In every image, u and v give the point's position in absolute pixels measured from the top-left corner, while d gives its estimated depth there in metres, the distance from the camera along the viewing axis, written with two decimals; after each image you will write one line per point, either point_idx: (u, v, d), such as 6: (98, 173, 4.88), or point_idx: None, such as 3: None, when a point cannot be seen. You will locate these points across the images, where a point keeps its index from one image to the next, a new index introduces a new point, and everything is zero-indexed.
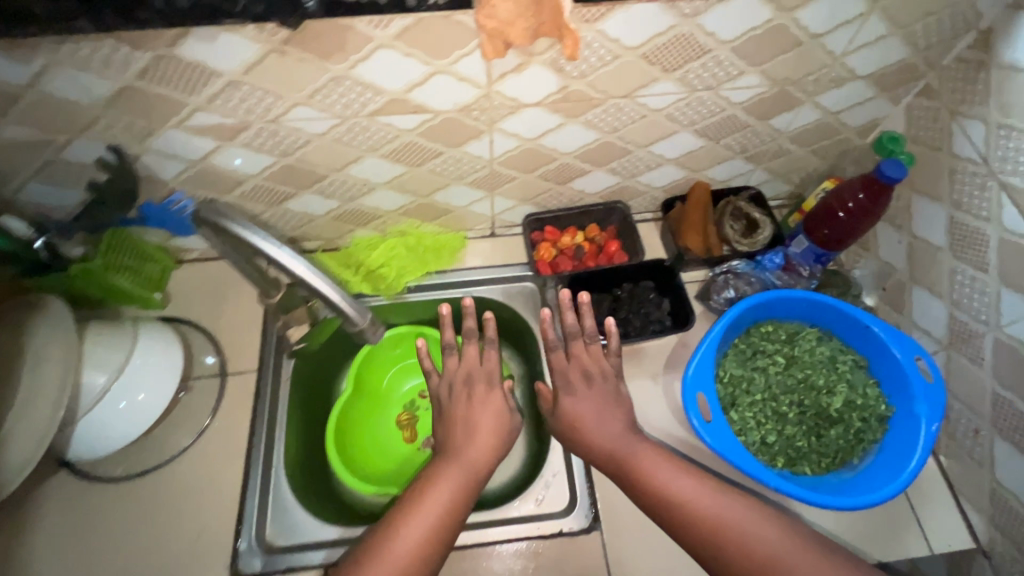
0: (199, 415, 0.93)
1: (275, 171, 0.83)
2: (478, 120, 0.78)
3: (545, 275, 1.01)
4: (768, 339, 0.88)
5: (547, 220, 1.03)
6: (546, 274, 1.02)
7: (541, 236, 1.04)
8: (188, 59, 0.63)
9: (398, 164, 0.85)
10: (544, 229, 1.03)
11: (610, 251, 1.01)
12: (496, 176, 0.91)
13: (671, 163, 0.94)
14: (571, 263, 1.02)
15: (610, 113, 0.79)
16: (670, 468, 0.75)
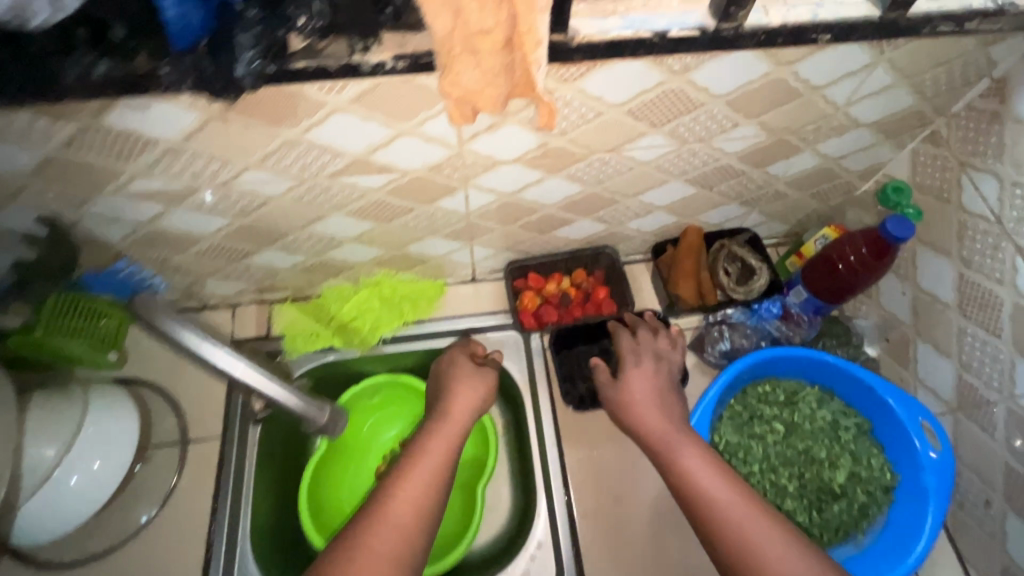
0: (157, 488, 0.86)
1: (232, 231, 0.77)
2: (450, 177, 0.71)
3: (528, 327, 0.95)
4: (766, 403, 0.83)
5: (532, 266, 0.97)
6: (530, 326, 0.96)
7: (525, 282, 0.98)
8: (118, 129, 0.56)
9: (366, 220, 0.78)
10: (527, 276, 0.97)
11: (599, 298, 0.96)
12: (473, 227, 0.84)
13: (661, 209, 0.88)
14: (557, 313, 0.96)
15: (594, 167, 0.73)
16: (707, 465, 0.71)
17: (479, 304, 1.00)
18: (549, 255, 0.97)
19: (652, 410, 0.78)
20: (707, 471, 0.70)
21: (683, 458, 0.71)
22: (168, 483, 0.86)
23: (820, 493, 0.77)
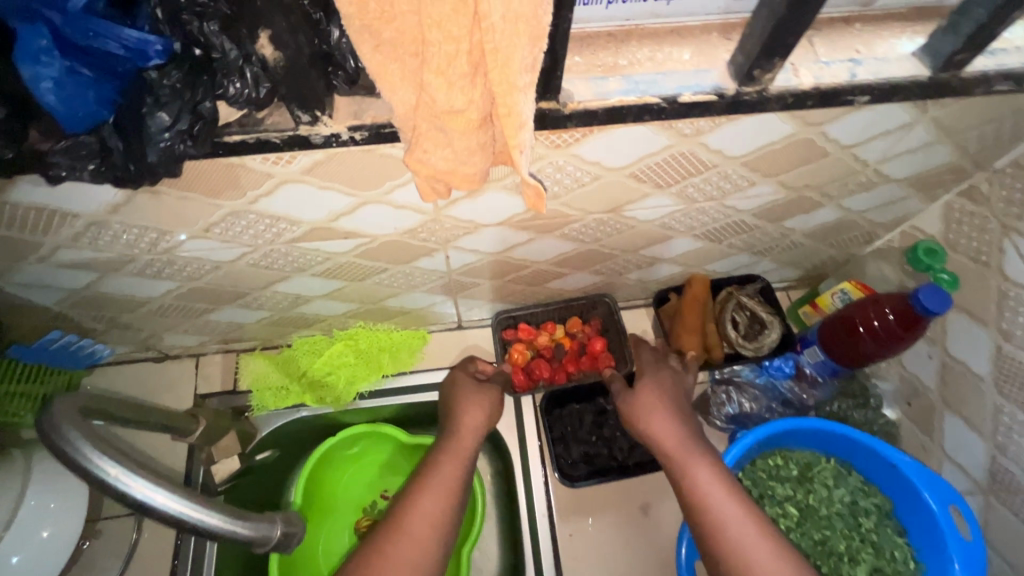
0: (110, 565, 0.78)
1: (183, 293, 0.68)
2: (428, 240, 0.63)
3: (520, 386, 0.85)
4: (778, 480, 0.75)
5: (525, 315, 0.89)
6: (522, 385, 0.86)
7: (516, 332, 0.88)
8: (29, 204, 0.48)
9: (335, 280, 0.70)
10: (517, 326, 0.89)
11: (596, 352, 0.87)
12: (457, 283, 0.76)
13: (664, 261, 0.80)
14: (549, 369, 0.87)
15: (591, 227, 0.65)
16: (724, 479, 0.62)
17: (465, 355, 0.92)
18: (544, 305, 0.89)
19: (668, 417, 0.68)
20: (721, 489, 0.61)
21: (697, 476, 0.62)
22: (121, 559, 0.79)
23: None
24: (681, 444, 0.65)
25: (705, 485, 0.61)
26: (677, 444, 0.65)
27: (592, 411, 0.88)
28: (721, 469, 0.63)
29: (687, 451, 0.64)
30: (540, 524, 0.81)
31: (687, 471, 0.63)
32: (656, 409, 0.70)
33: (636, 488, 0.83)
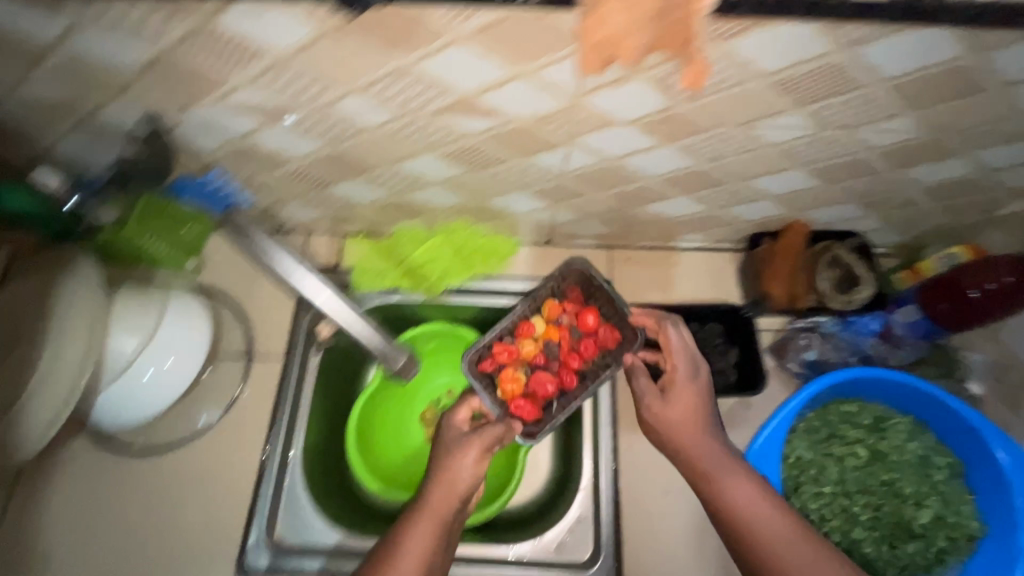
0: (221, 395, 0.88)
1: (322, 158, 0.75)
2: (557, 132, 0.65)
3: (530, 420, 0.82)
4: (849, 423, 0.76)
5: (493, 337, 0.85)
6: (531, 418, 0.82)
7: (494, 364, 0.85)
8: (231, 33, 0.53)
9: (456, 166, 0.74)
10: (492, 358, 0.85)
11: (590, 326, 0.87)
12: (564, 189, 0.79)
13: (770, 199, 0.80)
14: (549, 385, 0.84)
15: (715, 141, 0.66)
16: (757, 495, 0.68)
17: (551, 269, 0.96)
18: (508, 316, 0.86)
19: (695, 431, 0.73)
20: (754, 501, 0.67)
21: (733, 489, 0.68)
22: (231, 392, 0.89)
23: (895, 529, 0.71)
24: (717, 465, 0.70)
25: (743, 504, 0.67)
26: (713, 465, 0.70)
27: None
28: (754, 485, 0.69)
29: (724, 473, 0.69)
30: (605, 430, 0.86)
31: (724, 489, 0.68)
32: (690, 432, 0.73)
33: None
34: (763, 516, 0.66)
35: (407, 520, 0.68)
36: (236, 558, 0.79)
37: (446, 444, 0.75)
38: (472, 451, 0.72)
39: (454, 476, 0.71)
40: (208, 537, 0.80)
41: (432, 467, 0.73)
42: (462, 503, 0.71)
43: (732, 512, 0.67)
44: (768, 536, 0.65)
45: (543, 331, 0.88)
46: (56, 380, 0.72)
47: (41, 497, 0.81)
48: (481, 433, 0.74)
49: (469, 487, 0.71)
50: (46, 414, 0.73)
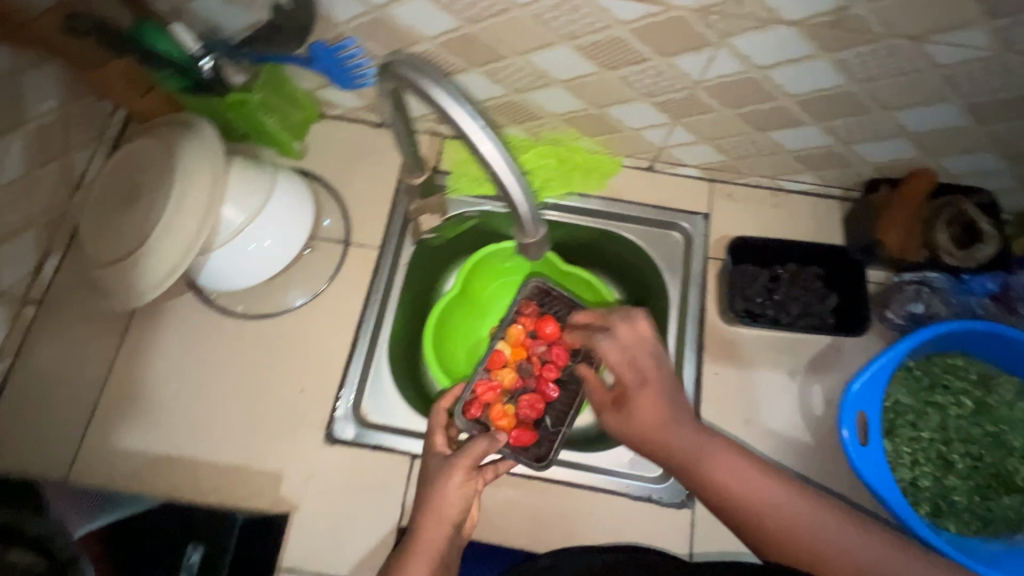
0: (319, 276, 0.91)
1: (453, 39, 0.73)
2: (713, 28, 0.62)
3: (531, 442, 0.82)
4: (956, 375, 0.75)
5: (469, 386, 0.84)
6: (532, 436, 0.83)
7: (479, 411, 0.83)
8: None
9: (589, 63, 0.72)
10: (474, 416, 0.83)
11: (551, 335, 0.88)
12: (692, 103, 0.76)
13: (908, 137, 0.76)
14: (533, 398, 0.86)
15: (878, 57, 0.63)
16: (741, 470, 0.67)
17: (650, 194, 0.95)
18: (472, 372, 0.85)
19: (681, 427, 0.70)
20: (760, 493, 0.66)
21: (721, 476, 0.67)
22: (329, 273, 0.92)
23: (991, 480, 0.71)
24: (691, 449, 0.69)
25: (725, 478, 0.67)
26: (686, 451, 0.69)
27: (766, 276, 0.88)
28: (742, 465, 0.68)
29: (696, 455, 0.68)
30: (689, 356, 0.87)
31: (704, 473, 0.68)
32: (661, 417, 0.70)
33: (787, 355, 0.86)
34: (745, 489, 0.66)
35: (402, 552, 0.67)
36: (327, 425, 0.84)
37: (428, 472, 0.73)
38: (458, 472, 0.70)
39: (444, 500, 0.69)
40: (303, 403, 0.85)
41: (422, 492, 0.71)
42: (457, 525, 0.70)
43: (716, 492, 0.67)
44: (759, 510, 0.65)
45: (509, 357, 0.88)
46: (174, 240, 0.75)
47: (154, 345, 0.86)
48: (464, 453, 0.71)
49: (461, 509, 0.69)
50: (164, 267, 0.76)
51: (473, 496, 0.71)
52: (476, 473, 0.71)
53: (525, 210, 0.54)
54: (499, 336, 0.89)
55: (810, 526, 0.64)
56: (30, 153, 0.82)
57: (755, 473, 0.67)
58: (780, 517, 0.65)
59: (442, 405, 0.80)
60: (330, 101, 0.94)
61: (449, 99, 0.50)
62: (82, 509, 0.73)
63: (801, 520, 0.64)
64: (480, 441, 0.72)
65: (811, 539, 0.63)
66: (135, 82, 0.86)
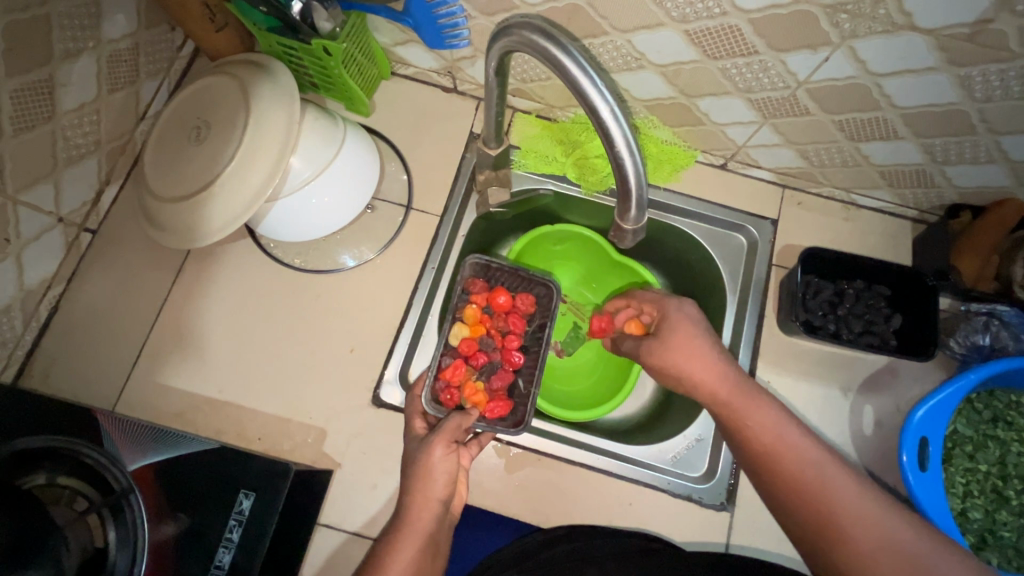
0: (378, 238, 0.90)
1: (556, 9, 0.70)
2: (838, 27, 0.61)
3: (507, 413, 0.79)
4: (1019, 412, 0.78)
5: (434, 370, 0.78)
6: (507, 407, 0.79)
7: (452, 394, 0.78)
8: None
9: (693, 49, 0.69)
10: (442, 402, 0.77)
11: (505, 306, 0.85)
12: (788, 104, 0.74)
13: (1006, 165, 0.74)
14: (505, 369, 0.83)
15: (1003, 76, 0.61)
16: (784, 423, 0.62)
17: (721, 193, 0.92)
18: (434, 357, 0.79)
19: (700, 353, 0.67)
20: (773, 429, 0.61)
21: (752, 421, 0.62)
22: (388, 236, 0.91)
23: None
24: (735, 397, 0.64)
25: (760, 430, 0.61)
26: (728, 389, 0.65)
27: (831, 290, 0.86)
28: (779, 418, 0.62)
29: (743, 402, 0.63)
30: (741, 363, 0.86)
31: (747, 422, 0.62)
32: (696, 363, 0.67)
33: (840, 372, 0.86)
34: (780, 441, 0.60)
35: (388, 536, 0.63)
36: (374, 387, 0.84)
37: (411, 452, 0.69)
38: (437, 447, 0.66)
39: (429, 477, 0.64)
40: (352, 364, 0.85)
41: (405, 474, 0.67)
42: (445, 504, 0.65)
43: (754, 443, 0.61)
44: (787, 464, 0.59)
45: (469, 336, 0.83)
46: (240, 190, 0.71)
47: (209, 289, 0.87)
48: (440, 429, 0.68)
49: (447, 487, 0.65)
50: (230, 211, 0.71)
51: (458, 470, 0.67)
52: (458, 448, 0.67)
53: (637, 199, 0.55)
54: (453, 320, 0.83)
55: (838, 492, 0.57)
56: (102, 79, 0.80)
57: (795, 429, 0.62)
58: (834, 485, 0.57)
59: (415, 392, 0.76)
60: (405, 58, 0.91)
61: (590, 80, 0.48)
62: (131, 439, 0.66)
63: (845, 493, 0.57)
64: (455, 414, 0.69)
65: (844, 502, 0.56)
66: (211, 14, 0.81)
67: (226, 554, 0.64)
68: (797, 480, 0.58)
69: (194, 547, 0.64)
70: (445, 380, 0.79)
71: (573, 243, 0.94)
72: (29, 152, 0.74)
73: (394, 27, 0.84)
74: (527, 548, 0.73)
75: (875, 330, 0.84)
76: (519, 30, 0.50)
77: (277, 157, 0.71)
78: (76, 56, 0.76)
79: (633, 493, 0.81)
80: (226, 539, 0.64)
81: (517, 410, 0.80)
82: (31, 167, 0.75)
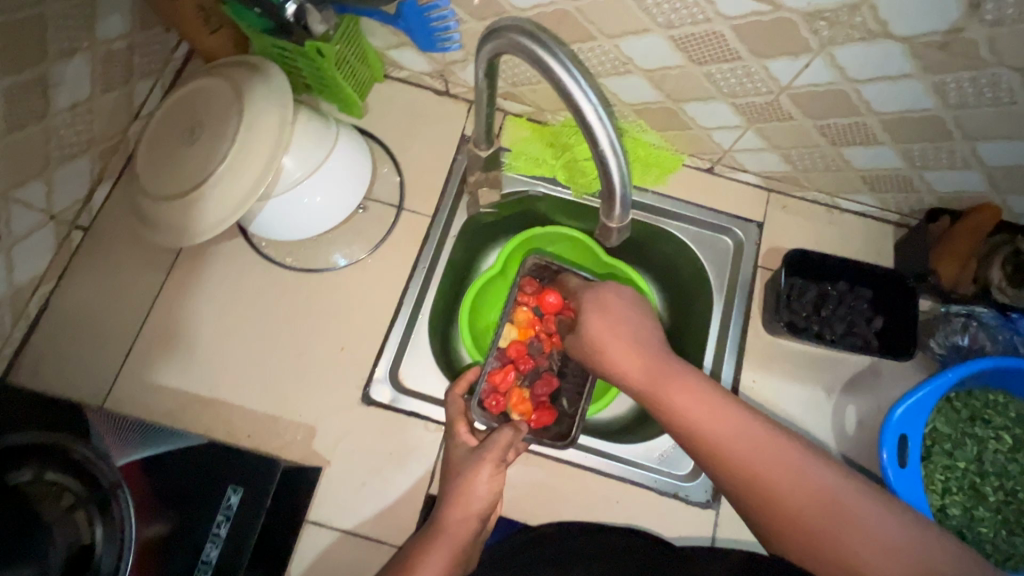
0: (370, 238, 0.91)
1: (545, 14, 0.72)
2: (817, 35, 0.62)
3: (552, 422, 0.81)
4: (996, 410, 0.80)
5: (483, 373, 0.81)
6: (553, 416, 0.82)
7: (498, 401, 0.80)
8: None
9: (678, 55, 0.71)
10: (490, 407, 0.80)
11: (554, 308, 0.85)
12: (772, 109, 0.76)
13: (982, 170, 0.76)
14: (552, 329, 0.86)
15: (976, 83, 0.63)
16: (704, 401, 0.61)
17: (708, 197, 0.93)
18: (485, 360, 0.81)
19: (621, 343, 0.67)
20: (699, 408, 0.61)
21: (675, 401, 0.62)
22: (380, 237, 0.91)
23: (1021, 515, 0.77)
24: (663, 377, 0.64)
25: (684, 407, 0.61)
26: (652, 373, 0.64)
27: (815, 292, 0.88)
28: (703, 394, 0.62)
29: (665, 383, 0.63)
30: (727, 363, 0.87)
31: (669, 401, 0.62)
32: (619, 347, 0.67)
33: (824, 372, 0.87)
34: (708, 419, 0.60)
35: (423, 543, 0.65)
36: (365, 385, 0.85)
37: (458, 463, 0.71)
38: (486, 466, 0.68)
39: (473, 493, 0.67)
40: (343, 363, 0.86)
41: (447, 485, 0.70)
42: (483, 519, 0.68)
43: (687, 428, 0.61)
44: (722, 451, 0.58)
45: (517, 338, 0.85)
46: (230, 191, 0.72)
47: (201, 289, 0.87)
48: (490, 444, 0.70)
49: (488, 502, 0.69)
50: (224, 209, 0.72)
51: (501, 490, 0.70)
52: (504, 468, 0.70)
53: (621, 198, 0.56)
54: (505, 322, 0.84)
55: (776, 464, 0.56)
56: (96, 78, 0.81)
57: (722, 403, 0.61)
58: (768, 460, 0.56)
59: (458, 392, 0.79)
60: (399, 61, 0.93)
61: (575, 81, 0.50)
62: (118, 437, 0.66)
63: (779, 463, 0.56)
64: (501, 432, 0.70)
65: (781, 478, 0.55)
66: (207, 16, 0.82)
67: (213, 550, 0.64)
68: (726, 458, 0.58)
69: (181, 544, 0.64)
70: (494, 385, 0.81)
71: (562, 244, 0.96)
72: (21, 149, 0.74)
73: (387, 31, 0.85)
74: (513, 545, 0.74)
75: (856, 331, 0.86)
76: (505, 32, 0.52)
77: (269, 162, 0.72)
78: (70, 55, 0.77)
79: (620, 490, 0.82)
80: (213, 534, 0.65)
81: (564, 418, 0.82)
82: (23, 163, 0.75)
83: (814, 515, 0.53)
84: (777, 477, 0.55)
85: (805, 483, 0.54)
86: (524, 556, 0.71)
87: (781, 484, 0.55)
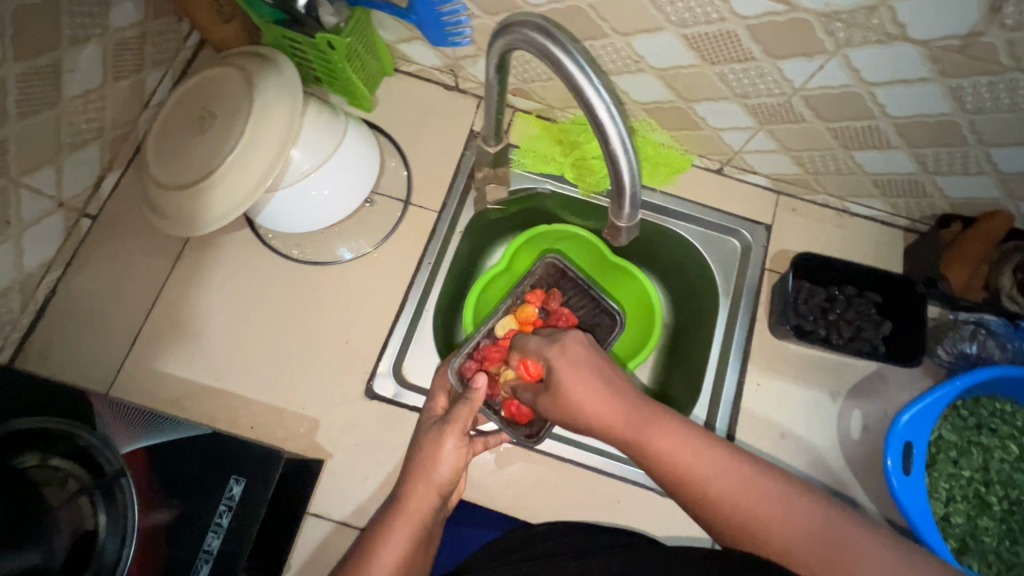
0: (376, 232, 0.91)
1: (558, 10, 0.71)
2: (833, 36, 0.62)
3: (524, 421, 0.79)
4: (1003, 420, 0.79)
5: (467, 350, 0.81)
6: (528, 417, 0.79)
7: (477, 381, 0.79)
8: None
9: (691, 53, 0.70)
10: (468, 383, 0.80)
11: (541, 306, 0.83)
12: (784, 110, 0.75)
13: (995, 176, 0.75)
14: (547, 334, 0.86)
15: (992, 88, 0.62)
16: (687, 443, 0.58)
17: (716, 197, 0.93)
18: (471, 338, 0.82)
19: (596, 394, 0.61)
20: (681, 453, 0.58)
21: (657, 442, 0.58)
22: (386, 230, 0.91)
23: None
24: (640, 420, 0.60)
25: (668, 449, 0.58)
26: (627, 420, 0.60)
27: (823, 295, 0.88)
28: (686, 435, 0.59)
29: (644, 426, 0.60)
30: (731, 365, 0.87)
31: (649, 444, 0.59)
32: (591, 397, 0.61)
33: (829, 377, 0.87)
34: (693, 462, 0.57)
35: (383, 526, 0.63)
36: (368, 378, 0.85)
37: (423, 432, 0.70)
38: (449, 438, 0.66)
39: (434, 465, 0.65)
40: (347, 356, 0.86)
41: (413, 457, 0.68)
42: (442, 496, 0.66)
43: (666, 469, 0.58)
44: (700, 488, 0.56)
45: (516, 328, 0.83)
46: (236, 183, 0.71)
47: (207, 277, 0.88)
48: (452, 418, 0.68)
49: (450, 479, 0.66)
50: (231, 200, 0.72)
51: (463, 465, 0.67)
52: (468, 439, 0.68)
53: (631, 197, 0.56)
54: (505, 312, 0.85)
55: (749, 494, 0.56)
56: (107, 66, 0.81)
57: (703, 442, 0.59)
58: (746, 498, 0.56)
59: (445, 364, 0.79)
60: (409, 55, 0.92)
61: (587, 78, 0.49)
62: (124, 425, 0.67)
63: (761, 492, 0.56)
64: (466, 403, 0.68)
65: (756, 508, 0.55)
66: (218, 6, 0.82)
67: (214, 539, 0.64)
68: (716, 503, 0.56)
69: (183, 533, 0.64)
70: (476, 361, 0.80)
71: (569, 242, 0.95)
72: (34, 135, 0.75)
73: (398, 24, 0.85)
74: (512, 541, 0.74)
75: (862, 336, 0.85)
76: (518, 28, 0.51)
77: (277, 156, 0.72)
78: (82, 43, 0.77)
79: (622, 490, 0.82)
80: (215, 523, 0.65)
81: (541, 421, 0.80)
82: (35, 151, 0.75)
83: (800, 545, 0.53)
84: (750, 509, 0.55)
85: (776, 509, 0.55)
86: (522, 550, 0.71)
87: (748, 508, 0.55)
